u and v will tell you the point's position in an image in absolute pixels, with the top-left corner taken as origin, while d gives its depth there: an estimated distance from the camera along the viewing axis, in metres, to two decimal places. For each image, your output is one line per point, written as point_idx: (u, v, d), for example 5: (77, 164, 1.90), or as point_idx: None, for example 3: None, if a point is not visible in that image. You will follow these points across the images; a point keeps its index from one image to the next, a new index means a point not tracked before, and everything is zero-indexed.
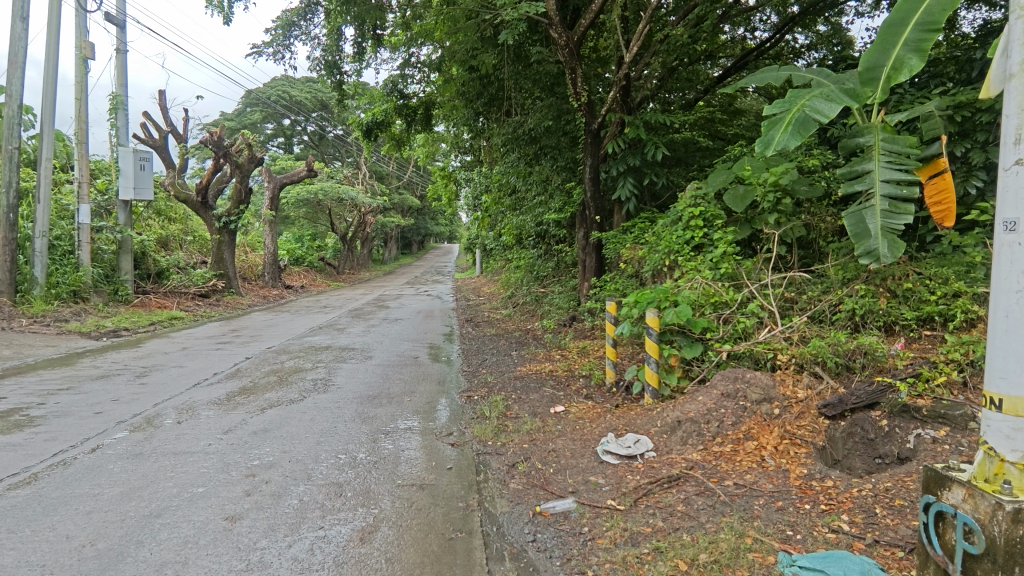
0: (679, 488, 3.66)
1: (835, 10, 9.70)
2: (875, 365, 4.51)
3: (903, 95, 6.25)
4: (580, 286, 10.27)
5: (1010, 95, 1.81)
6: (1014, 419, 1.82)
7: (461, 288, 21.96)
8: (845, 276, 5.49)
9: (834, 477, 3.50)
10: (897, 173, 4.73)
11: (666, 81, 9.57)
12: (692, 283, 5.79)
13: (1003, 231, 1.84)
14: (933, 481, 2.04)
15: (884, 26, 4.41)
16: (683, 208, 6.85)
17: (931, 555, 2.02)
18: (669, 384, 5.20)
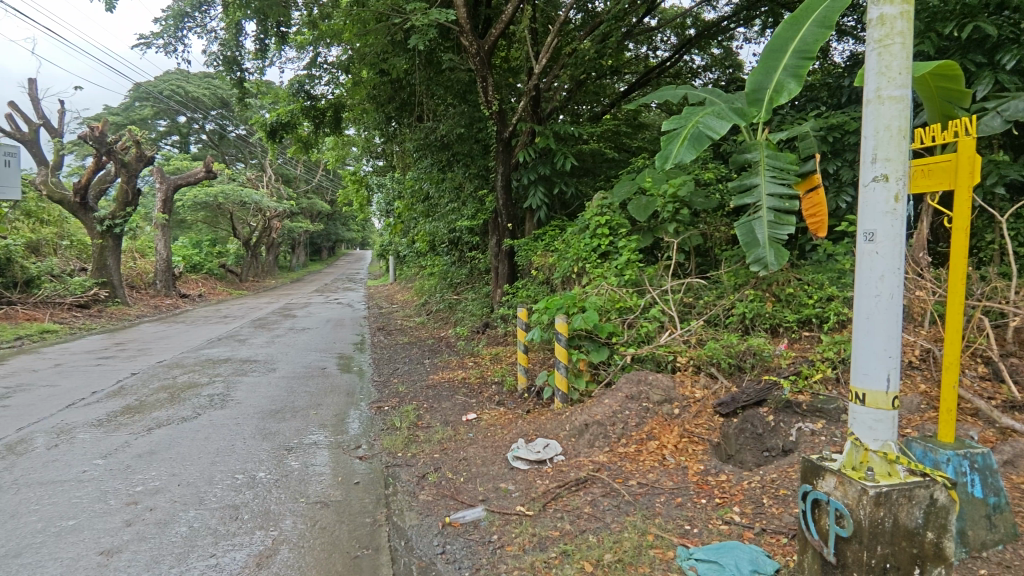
0: (586, 490, 3.74)
1: (726, 35, 10.45)
2: (762, 365, 4.85)
3: (785, 116, 6.81)
4: (492, 293, 10.31)
5: (866, 119, 2.00)
6: (875, 412, 2.02)
7: (373, 295, 21.39)
8: (736, 282, 5.88)
9: (727, 471, 3.72)
10: (780, 187, 5.14)
11: (576, 94, 9.88)
12: (599, 289, 5.95)
13: (863, 242, 2.03)
14: (809, 471, 2.20)
15: (766, 51, 4.79)
16: (590, 217, 7.07)
17: (809, 540, 2.19)
18: (578, 388, 5.34)
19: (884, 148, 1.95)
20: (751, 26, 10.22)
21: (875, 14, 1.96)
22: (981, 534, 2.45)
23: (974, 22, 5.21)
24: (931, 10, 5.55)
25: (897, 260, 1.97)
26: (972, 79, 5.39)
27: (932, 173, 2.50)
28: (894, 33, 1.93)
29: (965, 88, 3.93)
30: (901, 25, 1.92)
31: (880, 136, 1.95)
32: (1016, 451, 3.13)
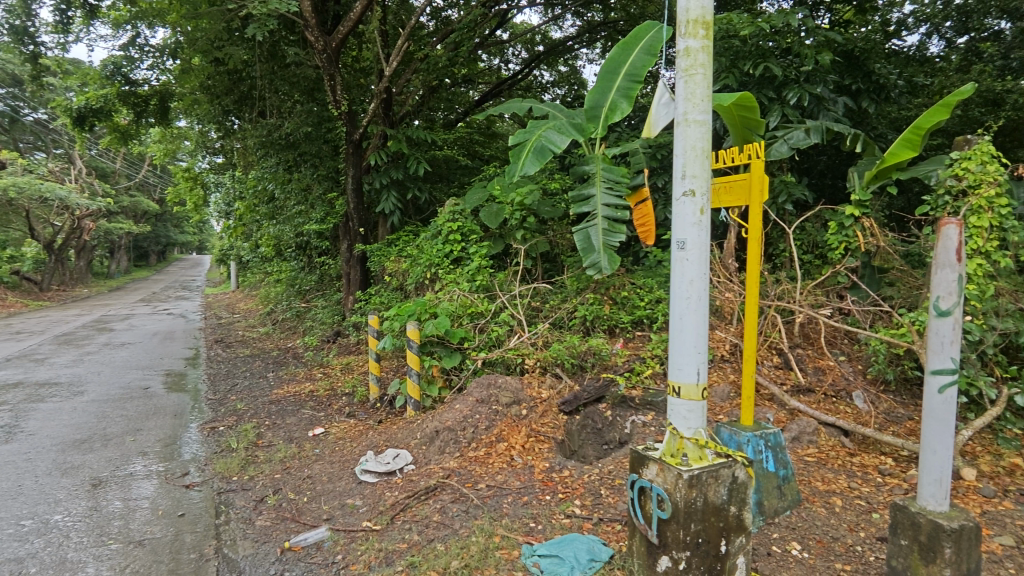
0: (436, 498, 3.70)
1: (571, 54, 11.09)
2: (601, 364, 5.12)
3: (621, 133, 7.39)
4: (343, 300, 9.87)
5: (677, 139, 2.21)
6: (689, 403, 2.24)
7: (211, 304, 19.40)
8: (578, 286, 6.23)
9: (570, 466, 3.92)
10: (614, 198, 5.55)
11: (429, 100, 9.84)
12: (451, 295, 5.96)
13: (676, 249, 2.24)
14: (636, 461, 2.38)
15: (601, 73, 5.14)
16: (442, 223, 7.06)
17: (636, 525, 2.37)
18: (430, 395, 5.34)
19: (691, 165, 2.18)
20: (593, 48, 10.95)
21: (682, 45, 2.17)
22: (775, 503, 2.83)
23: (765, 63, 6.10)
24: (734, 48, 6.37)
25: (702, 266, 2.20)
26: (766, 112, 6.30)
27: (732, 190, 2.85)
28: (697, 64, 2.16)
29: (760, 118, 4.55)
30: (702, 58, 2.16)
31: (687, 155, 2.18)
32: (801, 428, 3.69)
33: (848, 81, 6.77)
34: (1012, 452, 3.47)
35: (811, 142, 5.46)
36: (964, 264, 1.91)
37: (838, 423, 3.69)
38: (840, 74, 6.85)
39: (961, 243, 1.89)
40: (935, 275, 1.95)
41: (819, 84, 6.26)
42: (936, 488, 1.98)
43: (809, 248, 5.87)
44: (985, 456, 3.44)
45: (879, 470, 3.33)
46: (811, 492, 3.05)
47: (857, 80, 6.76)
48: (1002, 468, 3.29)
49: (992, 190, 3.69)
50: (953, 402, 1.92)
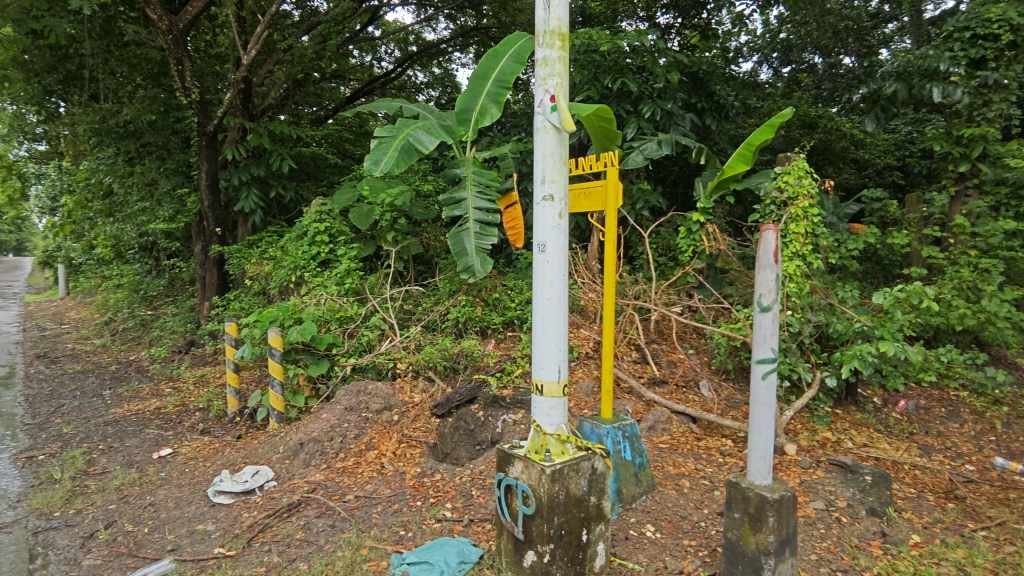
0: (299, 515, 3.49)
1: (445, 57, 11.04)
2: (473, 365, 5.13)
3: (493, 138, 7.51)
4: (198, 306, 9.02)
5: (536, 145, 2.29)
6: (551, 400, 2.32)
7: (32, 314, 16.70)
8: (451, 289, 6.21)
9: (441, 470, 3.89)
10: (485, 202, 5.61)
11: (296, 94, 9.26)
12: (317, 299, 5.67)
13: (536, 252, 2.31)
14: (502, 460, 2.42)
15: (473, 77, 5.11)
16: (307, 223, 6.65)
17: (503, 523, 2.41)
18: (296, 406, 5.08)
19: (550, 170, 2.26)
20: (466, 53, 10.99)
21: (540, 55, 2.25)
22: (632, 490, 3.02)
23: (622, 78, 6.54)
24: (596, 62, 6.73)
25: (562, 267, 2.30)
26: (624, 123, 6.75)
27: (590, 196, 3.01)
28: (553, 74, 2.24)
29: (617, 128, 4.83)
30: (559, 67, 2.25)
31: (546, 161, 2.26)
32: (655, 418, 3.98)
33: (694, 100, 7.46)
34: (824, 427, 4.04)
35: (662, 152, 5.91)
36: (780, 266, 2.16)
37: (687, 411, 4.04)
38: (688, 93, 7.53)
39: (778, 246, 2.14)
40: (757, 275, 2.19)
41: (670, 101, 6.83)
42: (761, 464, 2.21)
43: (663, 251, 6.38)
44: (804, 432, 3.95)
45: (720, 451, 3.69)
46: (664, 476, 3.30)
47: (701, 99, 7.49)
48: (817, 442, 3.80)
49: (807, 202, 4.25)
50: (773, 387, 2.18)
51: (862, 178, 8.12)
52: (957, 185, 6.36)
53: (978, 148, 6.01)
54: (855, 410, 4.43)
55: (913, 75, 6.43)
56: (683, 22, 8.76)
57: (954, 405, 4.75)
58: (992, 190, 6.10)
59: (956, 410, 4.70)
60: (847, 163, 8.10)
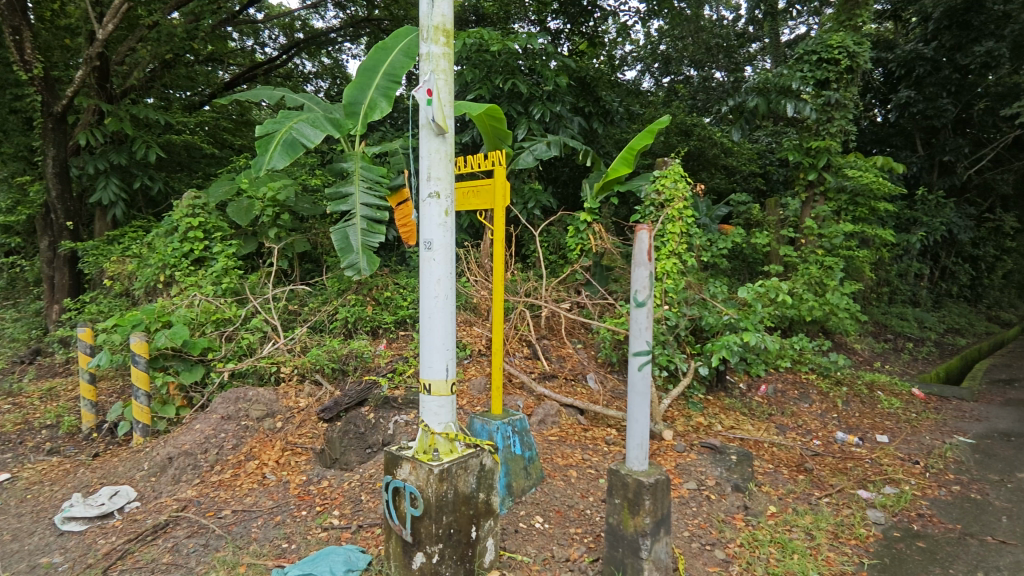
0: (166, 536, 3.19)
1: (335, 45, 10.54)
2: (363, 366, 4.96)
3: (385, 132, 7.32)
4: (45, 310, 7.96)
5: (421, 141, 2.25)
6: (439, 399, 2.30)
7: None
8: (339, 288, 5.96)
9: (329, 476, 3.73)
10: (373, 198, 5.45)
11: (163, 76, 8.44)
12: (188, 300, 5.21)
13: (423, 250, 2.29)
14: (390, 462, 2.36)
15: (360, 69, 4.89)
16: (178, 217, 6.07)
17: (391, 526, 2.36)
18: (165, 417, 4.63)
19: (435, 168, 2.24)
20: (357, 43, 10.62)
21: (423, 50, 2.21)
22: (522, 483, 3.07)
23: (513, 79, 6.63)
24: (488, 62, 6.76)
25: (448, 266, 2.29)
26: (515, 123, 6.85)
27: (478, 194, 3.03)
28: (438, 70, 2.22)
29: (507, 128, 4.90)
30: (443, 64, 2.23)
31: (431, 158, 2.23)
32: (545, 411, 4.08)
33: (582, 104, 7.76)
34: (697, 413, 4.36)
35: (551, 153, 6.08)
36: (653, 263, 2.29)
37: (575, 404, 4.20)
38: (576, 96, 7.81)
39: (650, 245, 2.27)
40: (633, 272, 2.31)
41: (559, 104, 7.05)
42: (638, 451, 2.33)
43: (554, 249, 6.57)
44: (680, 418, 4.24)
45: (606, 441, 3.88)
46: (552, 468, 3.40)
47: (588, 104, 7.81)
48: (692, 427, 4.10)
49: (681, 204, 4.56)
50: (648, 378, 2.31)
51: (730, 182, 8.88)
52: (808, 191, 7.13)
53: (824, 159, 6.78)
54: (724, 395, 4.83)
55: (772, 91, 7.13)
56: (572, 28, 9.00)
57: (805, 386, 5.34)
58: (835, 196, 6.92)
59: (806, 391, 5.28)
60: (718, 169, 8.80)
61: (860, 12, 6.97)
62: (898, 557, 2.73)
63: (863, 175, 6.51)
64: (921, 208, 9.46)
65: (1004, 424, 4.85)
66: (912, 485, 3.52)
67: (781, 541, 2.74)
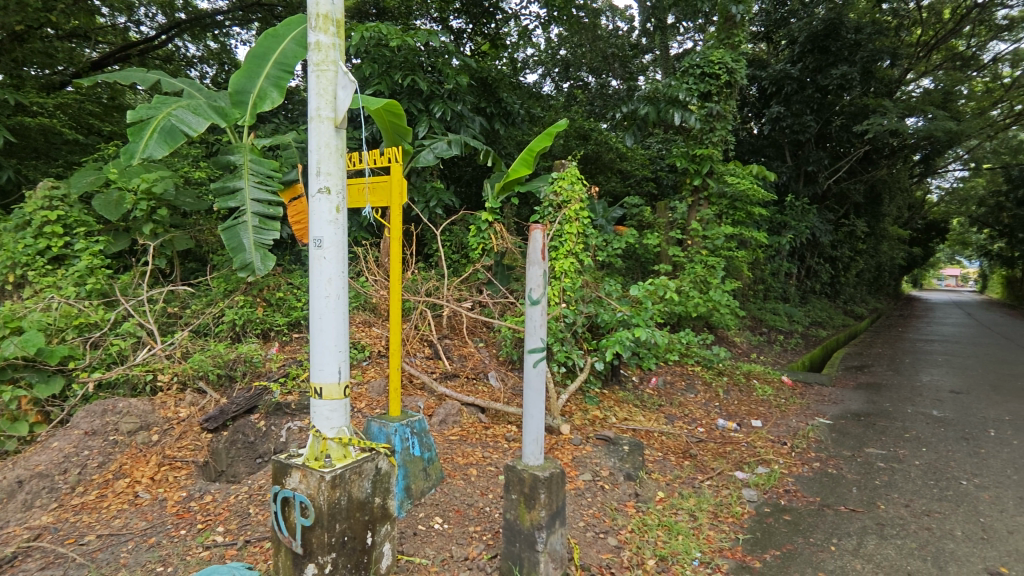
0: (15, 570, 2.81)
1: (222, 29, 9.79)
2: (252, 372, 4.67)
3: (279, 124, 6.94)
4: None
5: (310, 134, 2.15)
6: (331, 403, 2.21)
7: None
8: (226, 289, 5.56)
9: (213, 491, 3.47)
10: (264, 194, 5.14)
11: (14, 50, 7.40)
12: (44, 302, 4.62)
13: (313, 248, 2.18)
14: (278, 472, 2.24)
15: (249, 55, 4.52)
16: (30, 210, 5.26)
17: (280, 538, 2.24)
18: (14, 436, 4.08)
19: (325, 163, 2.14)
20: (248, 28, 9.97)
21: (312, 39, 2.11)
22: (421, 485, 3.04)
23: (413, 76, 6.53)
24: (386, 57, 6.55)
25: (341, 264, 2.21)
26: (416, 121, 6.76)
27: (374, 190, 2.96)
28: (329, 60, 2.13)
29: (407, 125, 4.81)
30: (333, 55, 2.14)
31: (321, 152, 2.13)
32: (446, 411, 4.06)
33: (484, 104, 7.81)
34: (593, 407, 4.54)
35: (452, 153, 6.06)
36: (546, 262, 2.35)
37: (476, 402, 4.21)
38: (478, 96, 7.84)
39: (544, 244, 2.32)
40: (528, 271, 2.36)
41: (460, 103, 7.05)
42: (534, 446, 2.38)
43: (456, 248, 6.56)
44: (577, 412, 4.38)
45: (506, 437, 3.94)
46: (453, 467, 3.39)
47: (490, 104, 7.87)
48: (588, 420, 4.26)
49: (578, 205, 4.70)
50: (542, 373, 2.36)
51: (624, 186, 9.33)
52: (693, 196, 7.64)
53: (707, 165, 7.29)
54: (618, 388, 5.06)
55: (661, 101, 7.56)
56: (474, 28, 9.05)
57: (691, 378, 5.76)
58: (716, 201, 7.47)
59: (691, 382, 5.66)
60: (613, 172, 9.21)
61: (737, 31, 7.57)
62: (768, 530, 2.99)
63: (740, 182, 7.06)
64: (789, 212, 10.46)
65: (856, 405, 5.48)
66: (781, 464, 3.87)
67: (667, 524, 2.92)
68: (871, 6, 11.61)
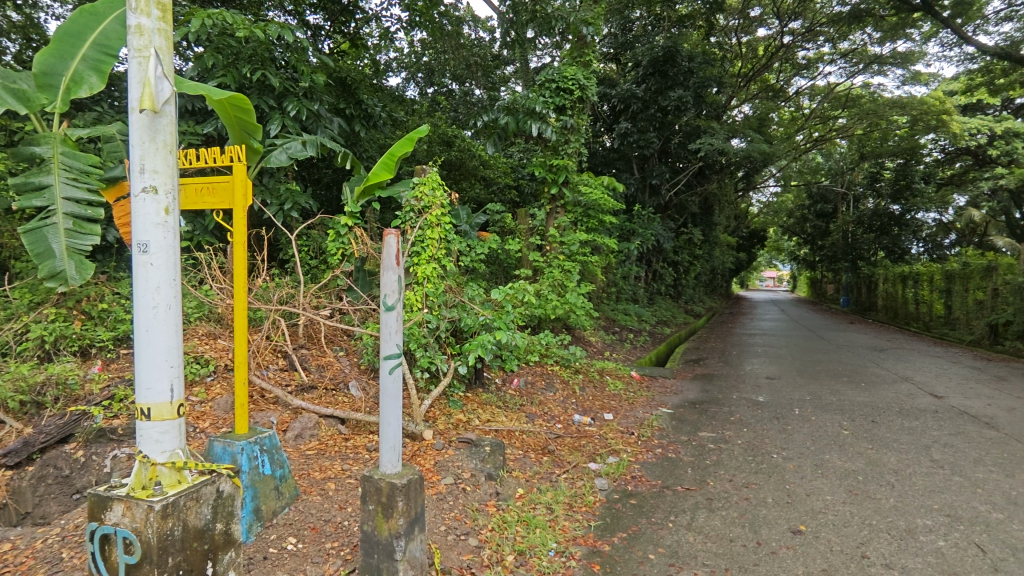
0: None
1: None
2: (68, 396, 4.03)
3: (103, 114, 6.12)
4: None
5: (130, 127, 1.93)
6: (160, 424, 2.00)
7: None
8: (32, 301, 4.75)
9: (14, 537, 2.99)
10: (79, 191, 4.50)
11: None
12: None
13: (136, 253, 1.96)
14: (96, 507, 1.98)
15: (58, 32, 3.87)
16: None
17: None
18: None
19: (150, 159, 1.95)
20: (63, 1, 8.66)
21: (132, 22, 1.91)
22: (272, 505, 2.86)
23: (264, 71, 6.10)
24: (234, 48, 6.03)
25: (170, 271, 2.02)
26: (267, 119, 6.35)
27: (213, 191, 2.75)
28: (152, 47, 1.93)
29: (257, 122, 4.51)
30: (158, 41, 1.95)
31: (145, 147, 1.94)
32: (302, 425, 3.86)
33: (343, 105, 7.56)
34: (457, 410, 4.56)
35: (307, 154, 5.77)
36: (401, 266, 2.34)
37: (335, 413, 4.04)
38: (336, 96, 7.56)
39: (398, 249, 2.32)
40: (382, 276, 2.33)
41: (317, 103, 6.75)
42: (392, 453, 2.35)
43: (314, 254, 6.24)
44: (441, 418, 4.38)
45: (367, 448, 3.82)
46: (308, 484, 3.23)
47: (349, 106, 7.63)
48: (452, 424, 4.28)
49: (439, 211, 4.69)
50: (399, 379, 2.34)
51: (488, 193, 9.51)
52: (551, 204, 8.02)
53: (562, 175, 7.71)
54: (481, 391, 5.14)
55: (519, 111, 7.85)
56: (332, 26, 8.71)
57: (550, 376, 6.02)
58: (572, 208, 7.90)
59: (551, 381, 5.92)
60: (476, 179, 9.38)
61: (588, 51, 8.09)
62: (616, 515, 3.23)
63: (592, 192, 7.60)
64: (636, 222, 11.35)
65: (693, 394, 6.09)
66: (628, 453, 4.20)
67: (526, 519, 3.03)
68: (700, 39, 13.07)
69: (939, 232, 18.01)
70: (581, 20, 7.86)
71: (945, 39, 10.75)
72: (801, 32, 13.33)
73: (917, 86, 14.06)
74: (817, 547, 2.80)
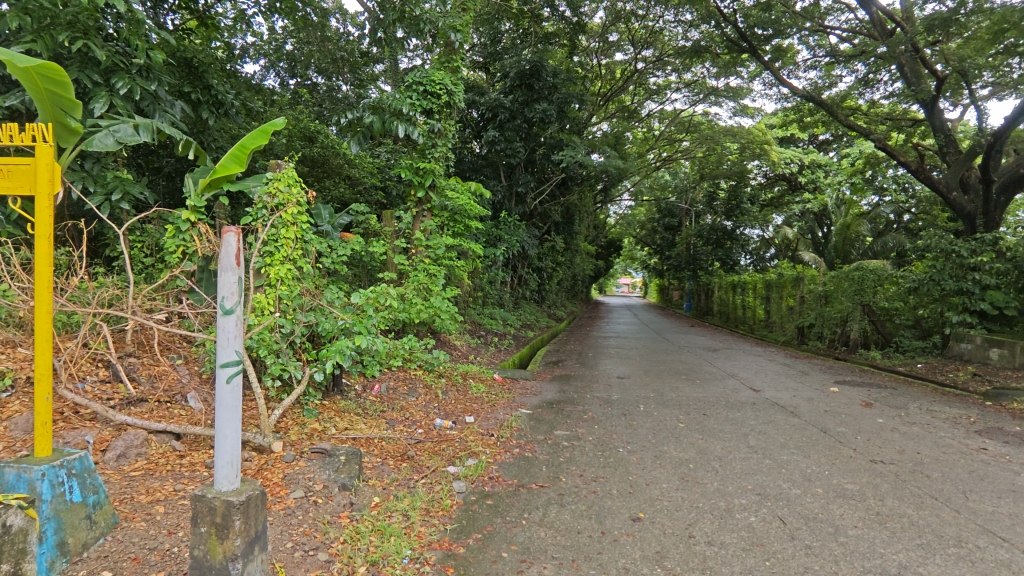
0: None
1: None
2: None
3: None
4: None
5: None
6: None
7: None
8: None
9: None
10: None
11: None
12: None
13: None
14: None
15: None
16: None
17: None
18: None
19: None
20: None
21: None
22: (82, 537, 2.51)
23: (86, 41, 5.31)
24: (49, 12, 5.18)
25: None
26: (90, 96, 5.57)
27: (11, 175, 2.37)
28: None
29: (74, 98, 3.91)
30: None
31: None
32: (126, 443, 3.42)
33: (187, 89, 6.86)
34: (312, 419, 4.33)
35: (139, 139, 5.15)
36: (241, 268, 2.19)
37: (169, 428, 3.64)
38: (179, 78, 6.85)
39: (239, 249, 2.17)
40: (219, 277, 2.16)
41: (154, 84, 6.07)
42: (227, 469, 2.17)
43: (149, 250, 5.59)
44: (293, 428, 4.12)
45: (206, 465, 3.49)
46: (130, 509, 2.87)
47: (195, 90, 6.93)
48: (305, 434, 4.06)
49: (295, 209, 4.37)
50: (238, 389, 2.18)
51: (354, 193, 9.20)
52: (417, 207, 7.88)
53: (429, 179, 7.64)
54: (339, 398, 4.92)
55: (385, 112, 7.61)
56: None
57: (413, 381, 5.93)
58: (438, 212, 7.88)
59: (413, 386, 5.84)
60: (341, 178, 9.11)
61: (456, 58, 8.19)
62: (472, 516, 3.27)
63: (459, 197, 7.62)
64: (502, 229, 11.60)
65: (551, 395, 6.38)
66: (486, 454, 4.28)
67: (380, 529, 2.96)
68: (564, 58, 13.70)
69: (762, 247, 20.73)
70: (450, 26, 7.91)
71: (766, 80, 12.33)
72: (652, 59, 14.62)
73: (745, 118, 15.99)
74: (653, 532, 3.06)
